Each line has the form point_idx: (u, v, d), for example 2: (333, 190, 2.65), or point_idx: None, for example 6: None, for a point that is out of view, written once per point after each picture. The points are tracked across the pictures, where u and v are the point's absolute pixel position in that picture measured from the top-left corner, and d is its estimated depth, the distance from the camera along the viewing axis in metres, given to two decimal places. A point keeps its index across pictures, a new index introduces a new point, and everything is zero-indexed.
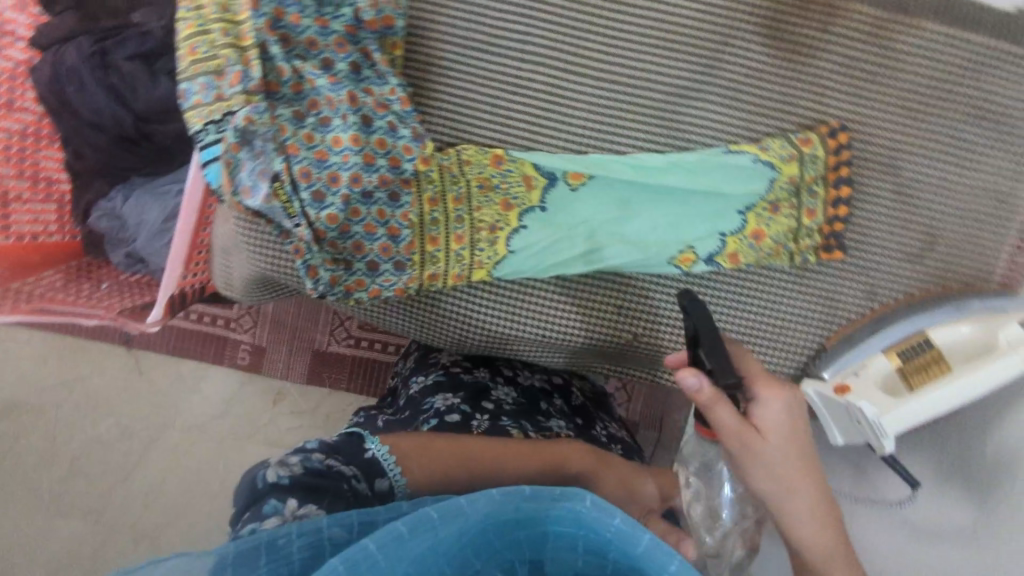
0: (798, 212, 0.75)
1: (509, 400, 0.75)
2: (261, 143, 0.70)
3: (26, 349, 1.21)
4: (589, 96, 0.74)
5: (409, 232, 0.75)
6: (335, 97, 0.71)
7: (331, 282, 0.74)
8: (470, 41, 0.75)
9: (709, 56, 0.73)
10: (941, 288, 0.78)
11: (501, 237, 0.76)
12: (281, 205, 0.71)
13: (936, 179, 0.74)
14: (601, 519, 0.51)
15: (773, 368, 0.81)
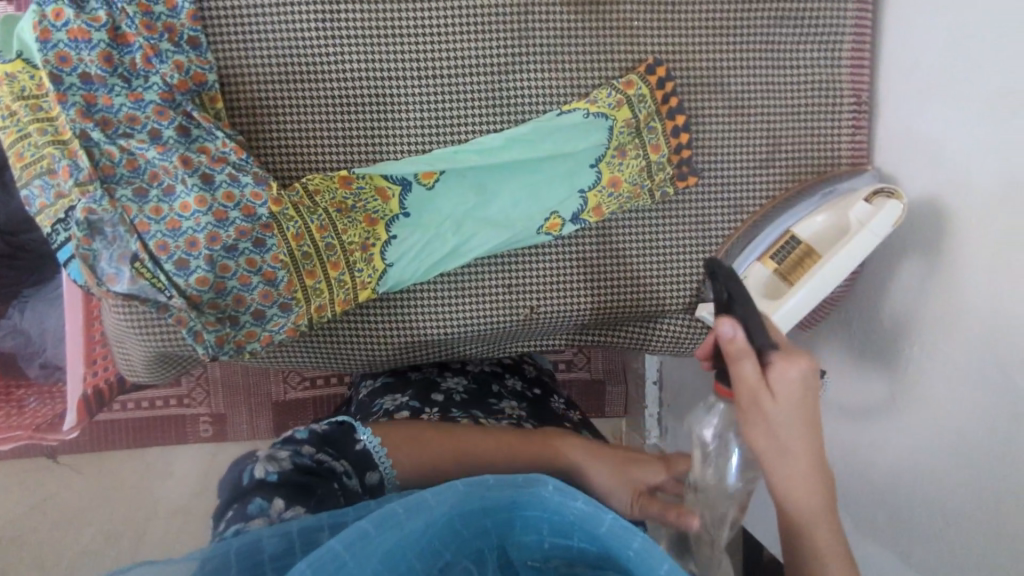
0: (644, 150, 0.78)
1: (459, 389, 0.82)
2: (112, 229, 0.70)
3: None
4: (418, 96, 0.76)
5: (285, 272, 0.75)
6: (168, 164, 0.71)
7: (219, 342, 0.74)
8: (288, 73, 0.75)
9: (519, 29, 0.75)
10: (798, 184, 0.81)
11: (376, 253, 0.78)
12: (148, 283, 0.70)
13: (760, 85, 0.78)
14: (565, 493, 0.50)
15: (670, 303, 0.84)
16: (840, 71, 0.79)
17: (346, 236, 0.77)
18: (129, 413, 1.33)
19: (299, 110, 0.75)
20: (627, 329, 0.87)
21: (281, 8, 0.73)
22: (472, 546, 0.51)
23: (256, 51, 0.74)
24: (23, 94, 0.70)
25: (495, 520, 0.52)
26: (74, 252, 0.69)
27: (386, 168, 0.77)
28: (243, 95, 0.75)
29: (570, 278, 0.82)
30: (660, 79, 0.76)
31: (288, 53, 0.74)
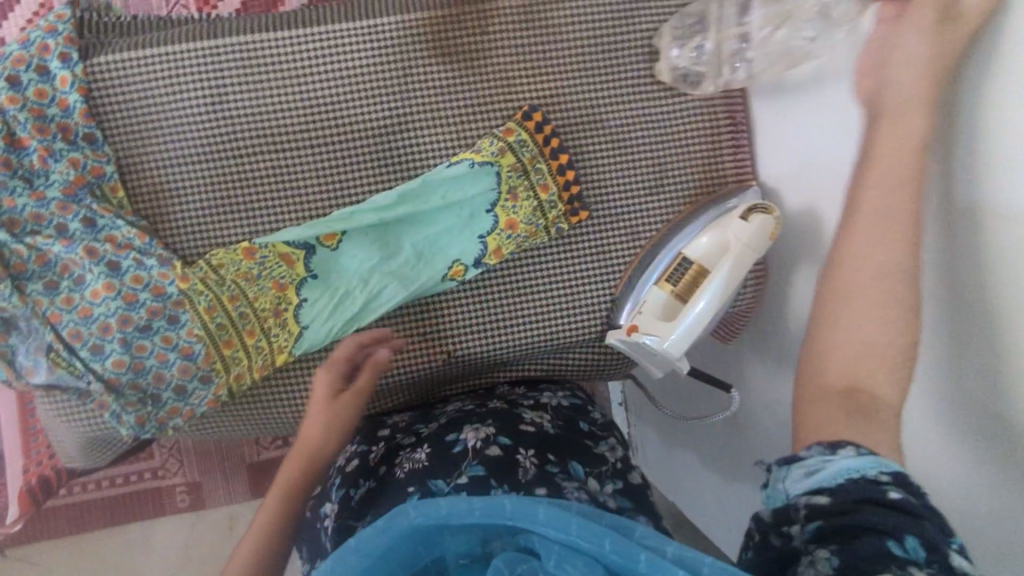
0: (534, 191, 0.81)
1: (403, 420, 0.84)
2: (27, 322, 0.74)
3: None
4: (311, 162, 0.80)
5: (201, 345, 0.77)
6: (74, 257, 0.74)
7: (140, 422, 0.76)
8: (184, 155, 0.78)
9: (399, 91, 0.79)
10: (691, 205, 0.84)
11: (289, 317, 0.80)
12: (66, 370, 0.74)
13: (637, 117, 0.82)
14: (429, 507, 0.52)
15: (583, 333, 0.86)
16: (711, 97, 0.83)
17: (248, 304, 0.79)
18: (103, 491, 1.35)
19: (198, 192, 0.79)
20: (548, 359, 0.89)
21: (171, 98, 0.77)
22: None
23: (151, 142, 0.78)
24: None
25: (402, 555, 0.54)
26: None
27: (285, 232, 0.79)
28: (144, 183, 0.79)
29: (480, 318, 0.84)
30: (537, 123, 0.80)
31: (180, 136, 0.78)
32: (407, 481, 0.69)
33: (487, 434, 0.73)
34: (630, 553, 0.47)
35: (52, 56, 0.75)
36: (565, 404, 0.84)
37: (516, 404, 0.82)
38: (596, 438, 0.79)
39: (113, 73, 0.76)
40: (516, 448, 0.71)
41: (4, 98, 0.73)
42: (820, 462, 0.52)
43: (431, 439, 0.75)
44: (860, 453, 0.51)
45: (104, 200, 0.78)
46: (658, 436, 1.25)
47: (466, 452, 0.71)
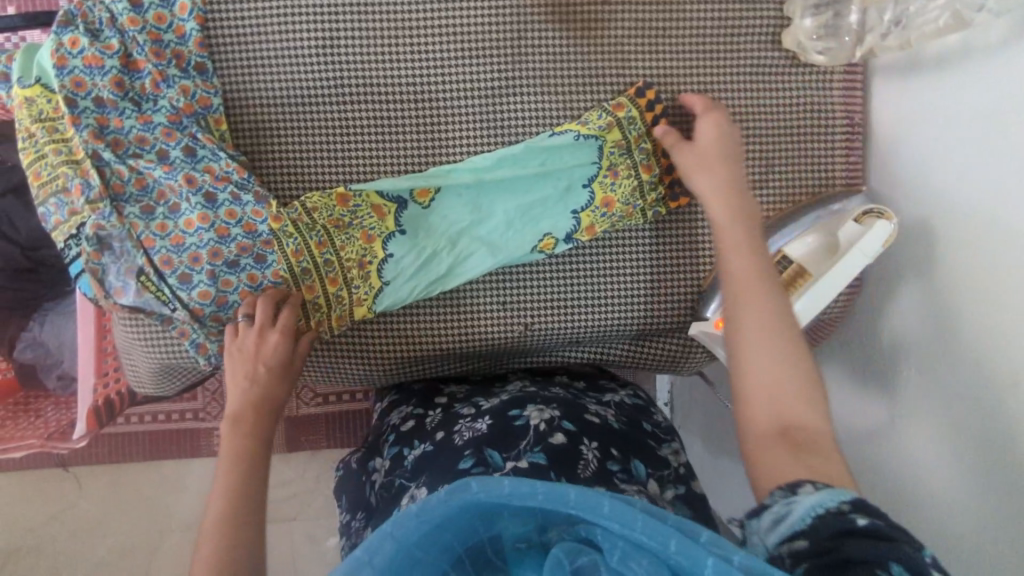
0: (636, 169, 0.79)
1: (461, 392, 0.84)
2: (120, 243, 0.73)
3: (15, 490, 1.34)
4: (414, 116, 0.79)
5: (285, 287, 0.77)
6: (173, 184, 0.74)
7: (219, 353, 0.77)
8: (291, 95, 0.78)
9: (514, 53, 0.78)
10: (796, 204, 0.81)
11: (373, 270, 0.79)
12: (152, 295, 0.74)
13: (751, 106, 0.79)
14: (491, 485, 0.48)
15: (663, 322, 0.84)
16: (831, 95, 0.80)
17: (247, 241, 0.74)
18: (145, 425, 1.36)
19: (301, 134, 0.79)
20: (624, 344, 0.87)
21: (286, 36, 0.76)
22: (438, 558, 0.51)
23: (261, 79, 0.78)
24: (40, 116, 0.73)
25: (454, 532, 0.50)
26: (84, 266, 0.72)
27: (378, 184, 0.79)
28: (248, 119, 0.78)
29: (562, 295, 0.82)
30: (648, 101, 0.78)
31: (290, 75, 0.77)
32: (464, 446, 0.66)
33: (551, 416, 0.68)
34: (696, 558, 0.44)
35: None
36: (629, 402, 0.80)
37: (580, 395, 0.78)
38: (659, 440, 0.74)
39: (232, 5, 0.76)
40: (580, 435, 0.66)
41: (125, 18, 0.73)
42: (786, 506, 0.49)
43: (493, 410, 0.72)
44: (817, 490, 0.49)
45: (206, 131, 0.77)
46: (704, 443, 1.23)
47: (528, 428, 0.66)
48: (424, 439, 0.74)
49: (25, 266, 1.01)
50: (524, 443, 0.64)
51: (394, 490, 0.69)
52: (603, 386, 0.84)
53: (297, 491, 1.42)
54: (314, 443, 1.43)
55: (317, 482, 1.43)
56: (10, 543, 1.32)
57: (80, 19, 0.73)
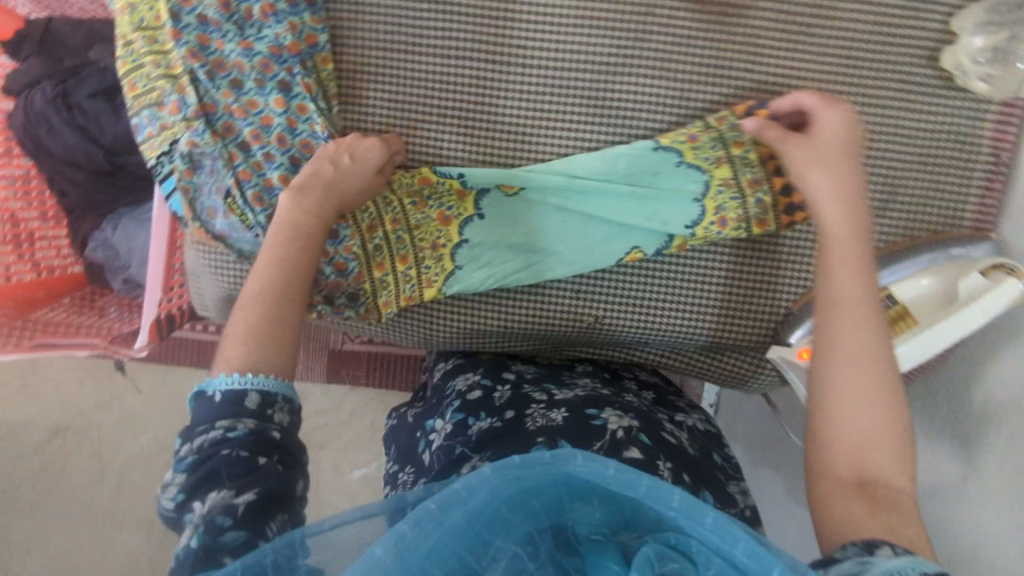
0: (748, 223, 0.75)
1: (529, 372, 0.81)
2: (211, 162, 0.73)
3: (67, 374, 1.38)
4: (519, 83, 0.74)
5: (355, 264, 0.75)
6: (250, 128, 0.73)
7: None
8: (397, 40, 0.74)
9: (642, 26, 0.72)
10: (910, 239, 0.74)
11: (447, 252, 0.77)
12: (237, 219, 0.74)
13: (887, 127, 0.72)
14: (597, 464, 0.47)
15: (742, 338, 0.80)
16: (982, 127, 0.72)
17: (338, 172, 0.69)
18: (198, 334, 1.39)
19: (402, 78, 0.75)
20: (701, 352, 0.83)
21: None
22: (522, 528, 0.47)
23: (368, 19, 0.74)
24: (141, 25, 0.73)
25: (544, 499, 0.49)
26: (176, 184, 0.73)
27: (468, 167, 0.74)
28: (351, 56, 0.75)
29: (644, 290, 0.79)
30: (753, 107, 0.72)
31: (400, 19, 0.74)
32: (537, 433, 0.65)
33: (630, 425, 0.66)
34: None
35: None
36: (701, 426, 0.76)
37: (652, 408, 0.75)
38: (727, 474, 0.70)
39: None
40: (656, 452, 0.63)
41: None
42: (860, 565, 0.45)
43: (569, 404, 0.70)
44: (897, 553, 0.45)
45: (314, 71, 0.74)
46: (742, 453, 1.18)
47: (605, 431, 0.64)
48: (492, 414, 0.71)
49: (106, 169, 1.02)
50: (597, 445, 0.62)
51: (453, 457, 0.67)
52: (675, 402, 0.79)
53: (331, 420, 1.44)
54: (353, 377, 1.45)
55: (351, 417, 1.45)
56: (58, 422, 1.36)
57: None
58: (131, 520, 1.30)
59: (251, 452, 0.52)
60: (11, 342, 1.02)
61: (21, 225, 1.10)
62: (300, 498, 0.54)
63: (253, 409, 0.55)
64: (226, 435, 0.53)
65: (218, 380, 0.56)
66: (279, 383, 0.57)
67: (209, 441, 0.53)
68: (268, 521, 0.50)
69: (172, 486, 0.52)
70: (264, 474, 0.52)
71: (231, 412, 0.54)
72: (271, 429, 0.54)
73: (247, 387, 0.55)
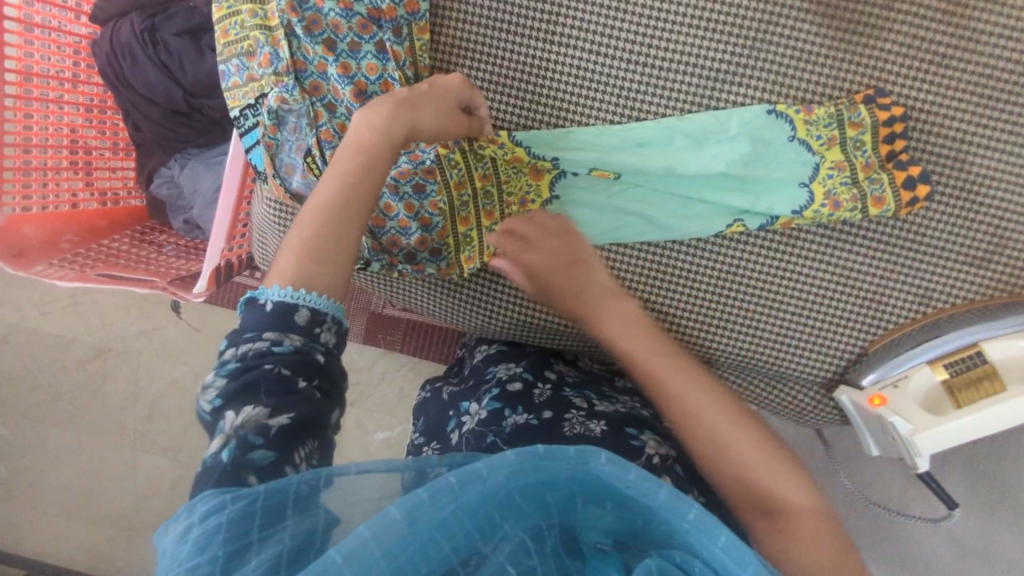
0: (864, 202, 0.71)
1: (570, 373, 0.79)
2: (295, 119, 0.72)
3: (109, 299, 1.34)
4: (623, 80, 0.73)
5: (441, 219, 0.76)
6: (340, 91, 0.71)
7: (375, 249, 0.76)
8: (504, 19, 0.72)
9: (765, 30, 0.70)
10: (987, 299, 0.72)
11: (533, 209, 0.78)
12: (315, 178, 0.72)
13: (1004, 177, 0.70)
14: (621, 470, 0.46)
15: (810, 371, 0.78)
16: None
17: (416, 93, 0.67)
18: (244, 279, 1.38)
19: (503, 49, 0.73)
20: (761, 379, 0.80)
21: None
22: (532, 518, 0.48)
23: None
24: None
25: (557, 493, 0.49)
26: (260, 137, 0.72)
27: (564, 148, 0.74)
28: (453, 29, 0.73)
29: (718, 307, 0.77)
30: (885, 109, 0.70)
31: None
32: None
33: (666, 453, 0.65)
34: None
35: None
36: None
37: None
38: None
39: None
40: (688, 484, 0.62)
41: None
42: None
43: (610, 417, 0.68)
44: None
45: (409, 40, 0.71)
46: None
47: (642, 453, 0.63)
48: (530, 409, 0.69)
49: (183, 109, 1.02)
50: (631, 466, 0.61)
51: (483, 445, 0.66)
52: None
53: (362, 381, 1.45)
54: (388, 341, 1.44)
55: (382, 381, 1.45)
56: (96, 343, 1.34)
57: None
58: (160, 449, 1.30)
59: (294, 372, 0.52)
60: (75, 272, 0.99)
61: (91, 155, 1.09)
62: (334, 424, 0.54)
63: (302, 326, 0.54)
64: (272, 348, 0.52)
65: (271, 290, 0.55)
66: (332, 303, 0.56)
67: (254, 352, 0.52)
68: (299, 446, 0.50)
69: (211, 388, 0.51)
70: (302, 399, 0.51)
71: (281, 325, 0.53)
72: (314, 352, 0.53)
73: (298, 303, 0.54)
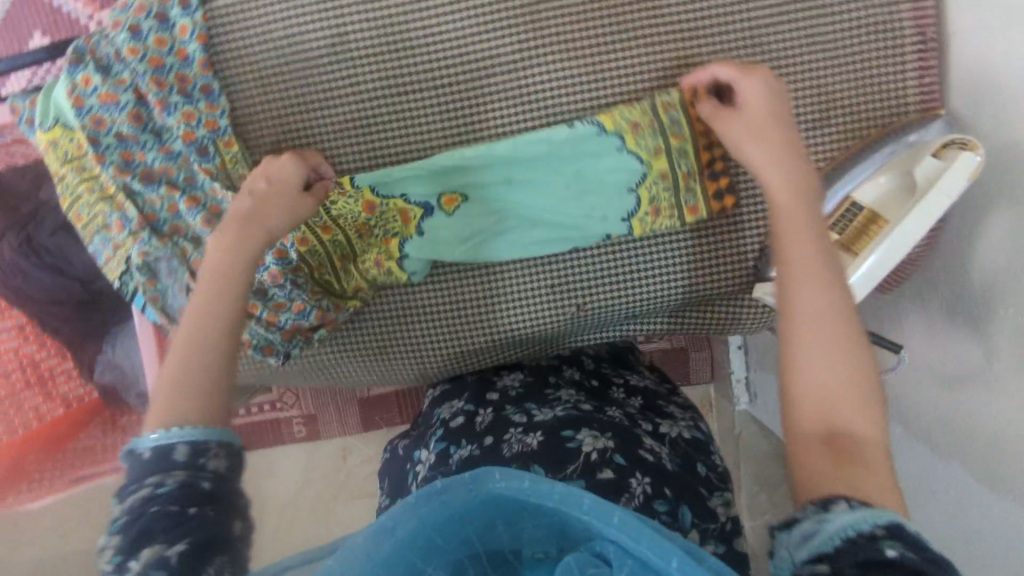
0: (670, 147, 0.75)
1: (516, 384, 0.80)
2: (166, 264, 0.76)
3: None
4: (435, 104, 0.76)
5: (329, 296, 0.80)
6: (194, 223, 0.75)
7: (287, 338, 0.80)
8: (306, 97, 0.75)
9: (525, 42, 0.75)
10: (847, 150, 0.75)
11: (391, 263, 0.79)
12: None
13: (802, 42, 0.73)
14: (513, 481, 0.49)
15: (726, 285, 0.81)
16: (899, 13, 0.72)
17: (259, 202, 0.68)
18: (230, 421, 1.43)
19: (318, 142, 0.77)
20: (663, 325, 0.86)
21: (295, 36, 0.74)
22: (451, 554, 0.51)
23: (272, 85, 0.75)
24: (66, 157, 0.75)
25: (474, 526, 0.52)
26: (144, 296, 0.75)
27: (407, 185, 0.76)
28: (265, 122, 0.76)
29: (620, 266, 0.80)
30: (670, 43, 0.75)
31: (304, 78, 0.75)
32: (512, 461, 0.66)
33: (605, 446, 0.66)
34: None
35: (173, 3, 0.72)
36: (687, 434, 0.74)
37: (636, 421, 0.73)
38: (713, 487, 0.68)
39: (234, 20, 0.74)
40: (631, 470, 0.64)
41: (125, 48, 0.71)
42: (816, 523, 0.45)
43: (547, 425, 0.69)
44: (851, 508, 0.45)
45: (218, 156, 0.75)
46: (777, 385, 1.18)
47: (579, 454, 0.65)
48: (472, 439, 0.72)
49: (88, 296, 1.05)
50: (571, 467, 0.63)
51: None
52: (665, 410, 0.77)
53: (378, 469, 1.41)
54: (387, 420, 1.41)
55: None
56: None
57: (89, 55, 0.72)
58: None
59: (182, 505, 0.48)
60: None
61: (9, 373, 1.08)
62: (242, 537, 0.51)
63: (183, 460, 0.50)
64: (155, 491, 0.49)
65: (148, 437, 0.52)
66: (208, 430, 0.53)
67: (140, 497, 0.49)
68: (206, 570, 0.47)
69: (107, 549, 0.48)
70: (200, 522, 0.48)
71: (161, 468, 0.50)
72: (200, 479, 0.50)
73: (175, 442, 0.51)
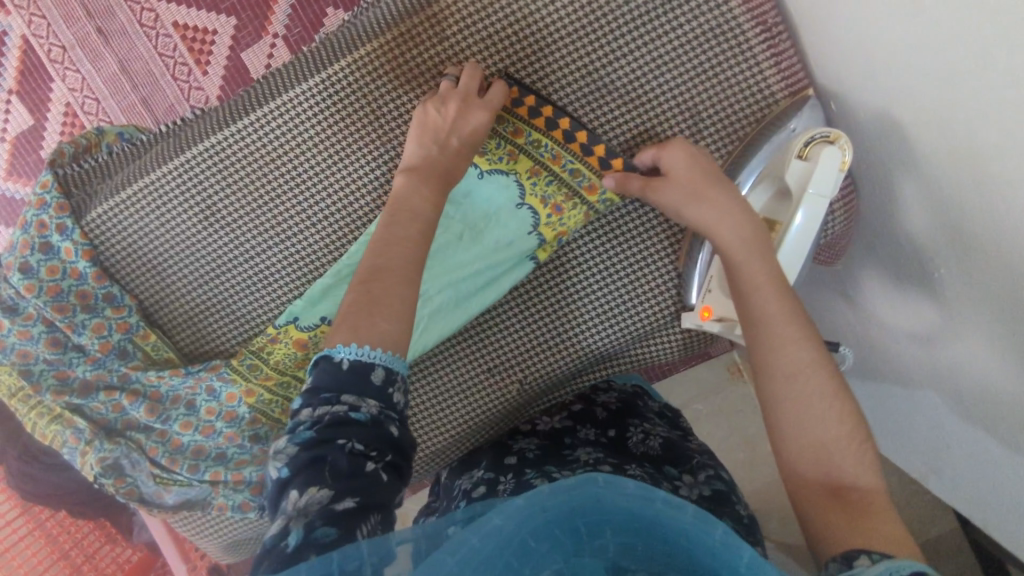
0: (578, 194, 0.74)
1: (532, 448, 0.72)
2: (129, 459, 0.75)
3: None
4: (314, 237, 0.78)
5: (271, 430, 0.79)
6: (138, 415, 0.77)
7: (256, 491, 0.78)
8: (198, 272, 0.79)
9: (375, 153, 0.75)
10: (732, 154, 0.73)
11: None
12: (177, 486, 0.77)
13: (650, 70, 0.72)
14: (614, 491, 0.45)
15: (657, 313, 0.78)
16: (729, 9, 0.70)
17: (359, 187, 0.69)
18: None
19: (223, 307, 0.80)
20: (616, 366, 0.83)
21: (169, 224, 0.78)
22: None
23: (165, 272, 0.80)
24: (10, 391, 0.76)
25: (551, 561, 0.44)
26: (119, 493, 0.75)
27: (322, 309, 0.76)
28: (174, 305, 0.81)
29: (546, 325, 0.79)
30: (524, 104, 0.73)
31: (189, 256, 0.79)
32: None
33: None
34: None
35: (51, 230, 0.77)
36: (706, 487, 0.64)
37: (659, 479, 0.63)
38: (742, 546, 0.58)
39: (111, 226, 0.78)
40: None
41: (22, 287, 0.74)
42: None
43: None
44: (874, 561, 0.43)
45: (138, 351, 0.79)
46: None
47: None
48: None
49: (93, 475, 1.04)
50: None
51: None
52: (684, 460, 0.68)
53: None
54: None
55: None
56: None
57: None
58: None
59: (367, 443, 0.49)
60: None
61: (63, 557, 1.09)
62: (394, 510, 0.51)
63: (379, 383, 0.53)
64: (350, 412, 0.50)
65: (346, 347, 0.54)
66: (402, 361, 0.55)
67: (333, 416, 0.50)
68: (359, 524, 0.46)
69: (279, 456, 0.50)
70: (369, 482, 0.49)
71: (358, 386, 0.52)
72: (387, 424, 0.51)
73: (373, 360, 0.53)
